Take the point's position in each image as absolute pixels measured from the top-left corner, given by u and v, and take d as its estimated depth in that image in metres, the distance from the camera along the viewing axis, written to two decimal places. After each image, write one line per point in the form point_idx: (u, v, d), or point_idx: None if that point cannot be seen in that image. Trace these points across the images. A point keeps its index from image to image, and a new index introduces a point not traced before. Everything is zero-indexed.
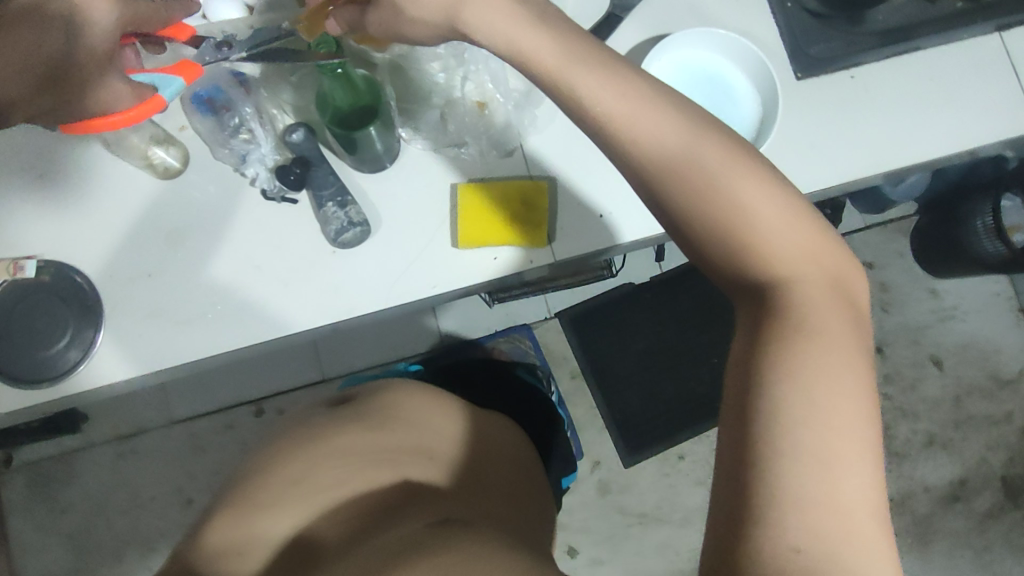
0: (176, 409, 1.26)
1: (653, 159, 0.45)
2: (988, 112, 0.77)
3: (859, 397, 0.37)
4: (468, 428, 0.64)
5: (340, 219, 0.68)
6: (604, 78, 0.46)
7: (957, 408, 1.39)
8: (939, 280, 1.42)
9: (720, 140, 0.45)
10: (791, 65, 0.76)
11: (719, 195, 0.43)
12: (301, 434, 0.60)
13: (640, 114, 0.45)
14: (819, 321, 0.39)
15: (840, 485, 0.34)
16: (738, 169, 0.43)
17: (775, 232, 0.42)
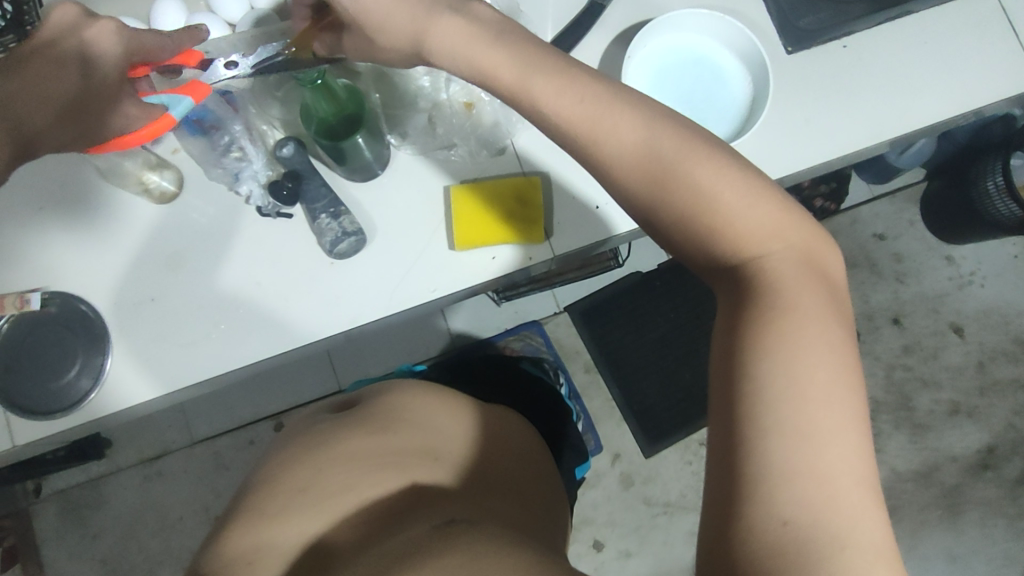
0: (197, 428, 1.27)
1: (617, 151, 0.44)
2: (989, 72, 0.75)
3: (839, 366, 0.36)
4: (472, 428, 0.64)
5: (334, 230, 0.68)
6: (560, 83, 0.46)
7: (981, 375, 1.36)
8: (953, 246, 1.39)
9: (681, 125, 0.44)
10: (781, 40, 0.75)
11: (683, 178, 0.42)
12: (305, 441, 0.60)
13: (602, 109, 0.45)
14: (792, 294, 0.38)
15: (826, 457, 0.33)
16: (697, 150, 0.43)
17: (742, 209, 0.41)
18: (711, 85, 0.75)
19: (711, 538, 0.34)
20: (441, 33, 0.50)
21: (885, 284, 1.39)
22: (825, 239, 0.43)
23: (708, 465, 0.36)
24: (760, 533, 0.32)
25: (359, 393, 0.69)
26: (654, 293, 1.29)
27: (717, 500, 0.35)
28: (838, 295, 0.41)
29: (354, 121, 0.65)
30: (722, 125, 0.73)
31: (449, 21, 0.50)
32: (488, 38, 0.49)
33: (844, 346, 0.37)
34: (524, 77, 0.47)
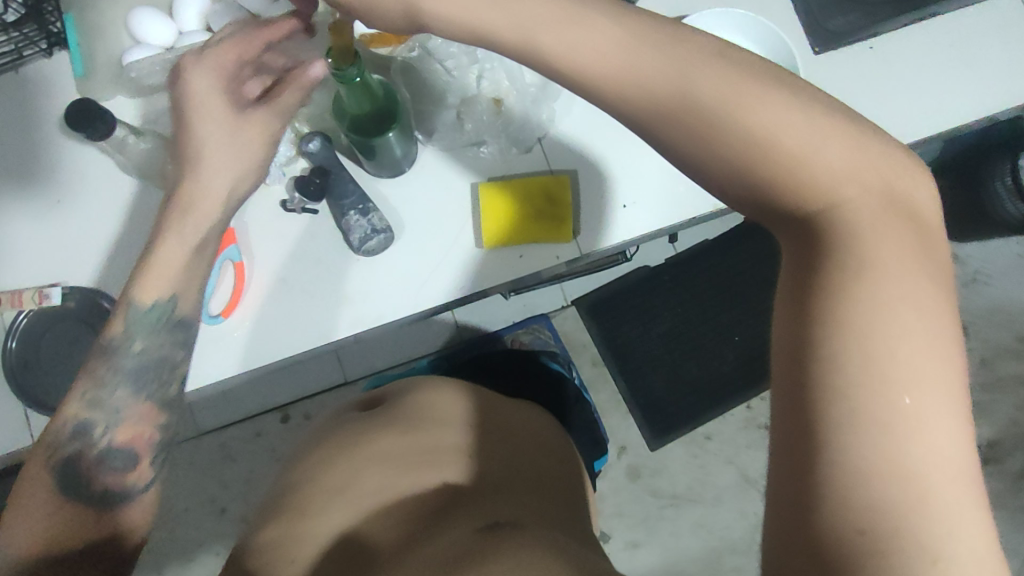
0: (202, 421, 1.26)
1: (665, 114, 0.42)
2: (1015, 74, 0.75)
3: (925, 336, 0.33)
4: (502, 418, 0.63)
5: (363, 227, 0.67)
6: (584, 35, 0.43)
7: (985, 369, 1.38)
8: (960, 245, 1.42)
9: (738, 66, 0.40)
10: (808, 40, 0.75)
11: (741, 134, 0.39)
12: (339, 439, 0.60)
13: (651, 73, 0.42)
14: (872, 254, 0.36)
15: (904, 446, 0.32)
16: (757, 99, 0.39)
17: (810, 162, 0.38)
18: None
19: (778, 532, 0.34)
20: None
21: None
22: (908, 180, 0.39)
23: (775, 452, 0.35)
24: (834, 532, 0.32)
25: (383, 389, 0.69)
26: (662, 288, 1.30)
27: (784, 494, 0.34)
28: (925, 243, 0.37)
29: (386, 117, 0.64)
30: None
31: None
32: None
33: (927, 311, 0.34)
34: (538, 29, 0.44)
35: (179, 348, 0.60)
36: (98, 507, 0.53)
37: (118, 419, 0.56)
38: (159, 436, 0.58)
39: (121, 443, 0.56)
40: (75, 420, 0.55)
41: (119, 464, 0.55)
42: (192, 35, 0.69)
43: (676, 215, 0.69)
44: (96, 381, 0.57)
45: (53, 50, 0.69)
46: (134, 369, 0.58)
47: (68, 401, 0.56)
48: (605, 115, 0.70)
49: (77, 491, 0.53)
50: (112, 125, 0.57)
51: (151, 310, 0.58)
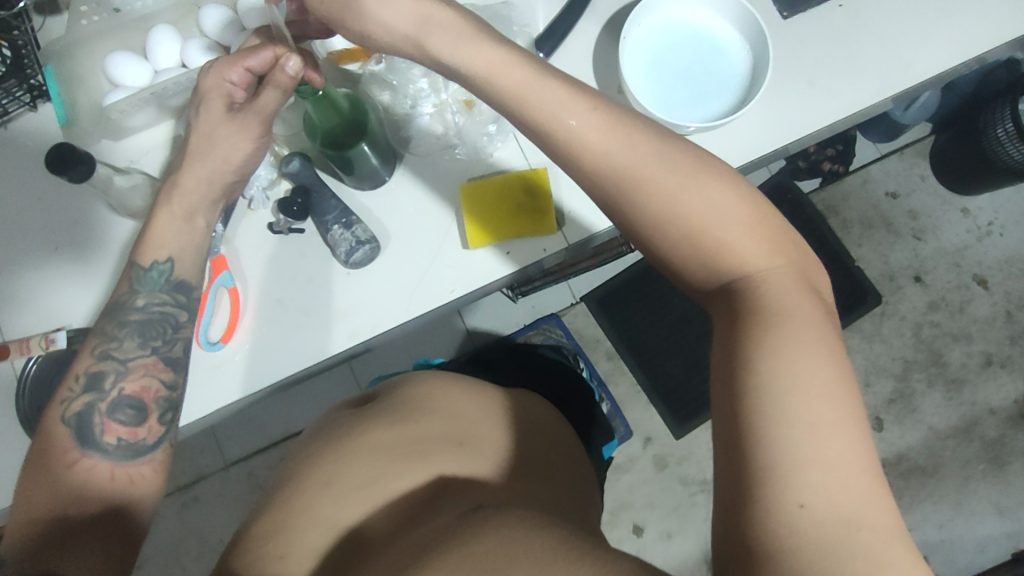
0: (230, 451, 1.29)
1: (622, 172, 0.46)
2: (994, 17, 0.74)
3: (843, 368, 0.38)
4: (490, 411, 0.64)
5: (348, 240, 0.68)
6: (570, 93, 0.49)
7: (1010, 323, 1.44)
8: (969, 199, 1.47)
9: (685, 149, 0.47)
10: (774, 5, 0.74)
11: (683, 196, 0.44)
12: (332, 436, 0.60)
13: (618, 139, 0.47)
14: (792, 310, 0.41)
15: (830, 444, 0.35)
16: (701, 177, 0.45)
17: (741, 235, 0.44)
18: (707, 59, 0.71)
19: (726, 517, 0.36)
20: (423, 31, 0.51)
21: (903, 243, 1.47)
22: (813, 264, 0.46)
23: (718, 459, 0.38)
24: (776, 513, 0.34)
25: (376, 387, 0.70)
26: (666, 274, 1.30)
27: (731, 486, 0.36)
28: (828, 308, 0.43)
29: (358, 129, 0.65)
30: (723, 100, 0.70)
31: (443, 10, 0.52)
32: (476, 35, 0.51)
33: (837, 350, 0.39)
34: (529, 85, 0.50)
35: (180, 309, 0.63)
36: (110, 454, 0.56)
37: (126, 371, 0.59)
38: (165, 392, 0.60)
39: (128, 395, 0.58)
40: (89, 374, 0.58)
41: (128, 415, 0.57)
42: (169, 72, 0.71)
43: None
44: (104, 337, 0.60)
45: (37, 101, 0.71)
46: (139, 325, 0.61)
47: (80, 357, 0.59)
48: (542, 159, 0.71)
49: (88, 436, 0.55)
50: (91, 169, 0.60)
51: (151, 269, 0.62)
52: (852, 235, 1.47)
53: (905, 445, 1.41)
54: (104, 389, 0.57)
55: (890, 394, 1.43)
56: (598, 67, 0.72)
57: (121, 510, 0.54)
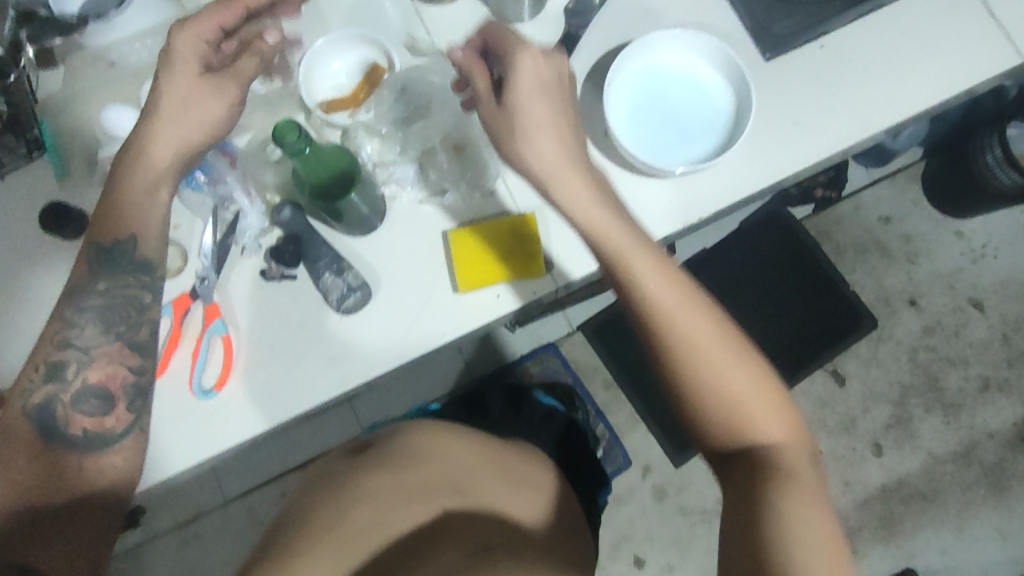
0: (228, 487, 1.28)
1: (649, 306, 0.58)
2: (972, 56, 0.76)
3: (822, 503, 0.53)
4: (481, 454, 0.65)
5: (339, 287, 0.69)
6: (602, 219, 0.59)
7: (1007, 345, 1.44)
8: (962, 222, 1.48)
9: (698, 296, 0.59)
10: (757, 47, 0.76)
11: (700, 341, 0.56)
12: (330, 484, 0.63)
13: (642, 277, 0.58)
14: (760, 411, 0.57)
15: (820, 562, 0.49)
16: (693, 308, 0.57)
17: (723, 357, 0.56)
18: (692, 102, 0.72)
19: None
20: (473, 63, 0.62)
21: (897, 267, 1.47)
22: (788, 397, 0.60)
23: (731, 543, 0.52)
24: None
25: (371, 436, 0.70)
26: None
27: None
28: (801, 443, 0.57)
29: (346, 180, 0.66)
30: (707, 144, 0.71)
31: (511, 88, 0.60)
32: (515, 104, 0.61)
33: (814, 488, 0.54)
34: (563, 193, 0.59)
35: (144, 290, 0.63)
36: (77, 444, 0.57)
37: (89, 359, 0.59)
38: (133, 377, 0.61)
39: (94, 383, 0.59)
40: (46, 357, 0.59)
41: (93, 405, 0.58)
42: None
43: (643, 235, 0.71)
44: (62, 325, 0.60)
45: (33, 154, 0.72)
46: (101, 309, 0.61)
47: (42, 346, 0.59)
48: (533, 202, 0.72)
49: (54, 431, 0.57)
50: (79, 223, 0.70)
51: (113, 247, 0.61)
52: (847, 260, 1.47)
53: (905, 470, 1.40)
54: (68, 378, 0.58)
55: (890, 419, 1.42)
56: (585, 110, 0.73)
57: (87, 503, 0.56)
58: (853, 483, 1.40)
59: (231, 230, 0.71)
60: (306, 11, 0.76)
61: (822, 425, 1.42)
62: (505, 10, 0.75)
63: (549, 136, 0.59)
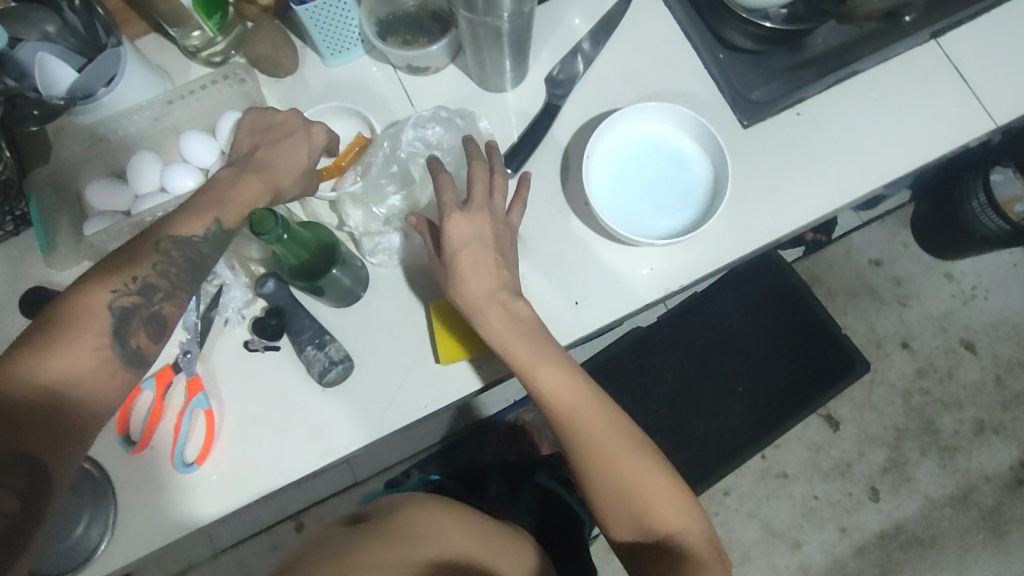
0: (219, 538, 1.27)
1: (564, 410, 0.63)
2: (946, 122, 0.77)
3: None
4: (470, 540, 0.66)
5: (322, 360, 0.69)
6: (514, 327, 0.63)
7: (1001, 388, 1.44)
8: (952, 264, 1.48)
9: (609, 408, 0.64)
10: (734, 114, 0.77)
11: (606, 447, 0.61)
12: (320, 552, 0.59)
13: (554, 382, 0.63)
14: (669, 508, 0.60)
15: None
16: (600, 411, 0.63)
17: (632, 456, 0.61)
18: (670, 171, 0.73)
19: None
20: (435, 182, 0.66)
21: (888, 309, 1.47)
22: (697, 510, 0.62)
23: None
24: None
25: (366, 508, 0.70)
26: (657, 348, 1.36)
27: None
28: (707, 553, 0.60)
29: (328, 258, 0.67)
30: (686, 214, 0.72)
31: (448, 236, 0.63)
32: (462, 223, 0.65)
33: None
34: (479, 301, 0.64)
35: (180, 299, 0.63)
36: (126, 354, 0.57)
37: (171, 295, 0.61)
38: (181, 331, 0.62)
39: (163, 314, 0.60)
40: (106, 321, 0.56)
41: (150, 331, 0.59)
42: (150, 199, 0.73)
43: (624, 304, 0.72)
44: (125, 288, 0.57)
45: (20, 229, 0.72)
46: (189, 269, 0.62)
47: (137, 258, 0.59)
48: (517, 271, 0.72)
49: (121, 330, 0.57)
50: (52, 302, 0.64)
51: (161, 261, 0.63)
52: (837, 302, 1.48)
53: (902, 515, 1.39)
54: (151, 300, 0.59)
55: (885, 463, 1.42)
56: (566, 179, 0.74)
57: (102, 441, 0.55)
58: (850, 529, 1.39)
59: (215, 302, 0.71)
60: (293, 84, 0.78)
61: (817, 470, 1.42)
62: (487, 80, 0.77)
63: (479, 273, 0.64)
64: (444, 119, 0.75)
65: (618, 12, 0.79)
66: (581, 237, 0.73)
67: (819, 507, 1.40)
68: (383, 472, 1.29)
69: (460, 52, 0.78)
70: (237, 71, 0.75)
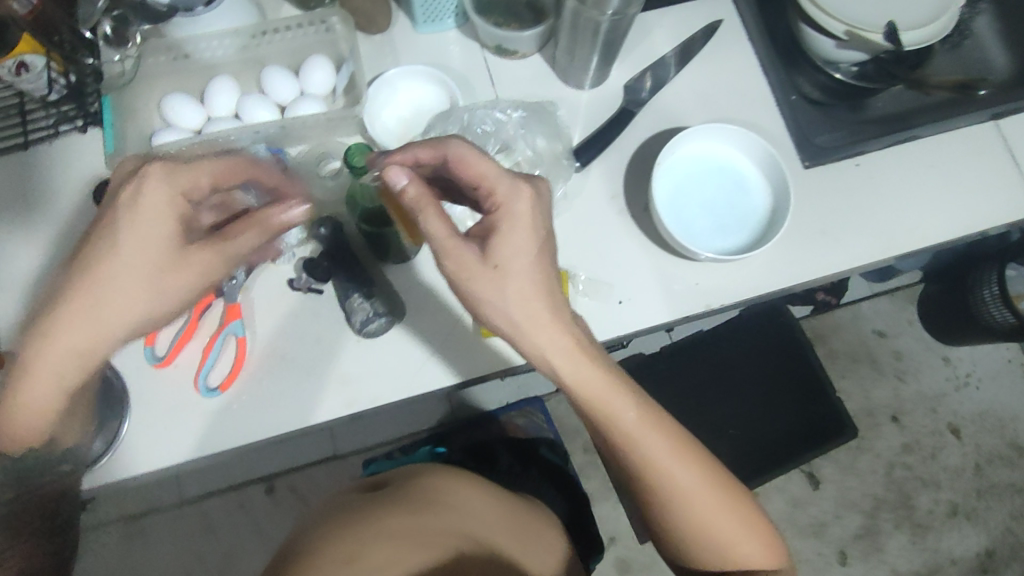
0: (188, 487, 1.24)
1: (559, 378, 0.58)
2: (994, 199, 0.80)
3: (725, 511, 0.60)
4: (483, 502, 0.68)
5: (366, 309, 0.69)
6: (511, 288, 0.55)
7: (980, 477, 1.47)
8: (951, 348, 1.52)
9: (594, 359, 0.58)
10: (798, 154, 0.79)
11: (595, 408, 0.58)
12: (349, 514, 0.61)
13: (550, 351, 0.57)
14: (666, 452, 0.59)
15: (727, 547, 0.60)
16: (593, 379, 0.58)
17: (698, 487, 0.59)
18: (731, 193, 0.76)
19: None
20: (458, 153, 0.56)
21: (884, 381, 1.50)
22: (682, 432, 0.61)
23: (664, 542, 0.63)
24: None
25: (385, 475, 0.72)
26: (658, 376, 1.38)
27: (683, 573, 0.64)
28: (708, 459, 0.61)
29: None
30: (740, 235, 0.74)
31: (470, 249, 0.55)
32: (440, 214, 0.55)
33: (722, 496, 0.60)
34: (471, 273, 0.55)
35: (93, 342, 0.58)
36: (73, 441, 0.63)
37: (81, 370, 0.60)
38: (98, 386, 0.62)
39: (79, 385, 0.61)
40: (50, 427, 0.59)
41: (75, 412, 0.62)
42: (223, 123, 0.73)
43: (666, 312, 0.73)
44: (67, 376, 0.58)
45: (86, 126, 0.74)
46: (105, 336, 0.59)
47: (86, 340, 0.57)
48: (567, 259, 0.74)
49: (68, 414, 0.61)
50: None
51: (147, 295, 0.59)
52: (837, 365, 1.50)
53: None
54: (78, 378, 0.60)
55: (858, 529, 1.43)
56: (628, 183, 0.76)
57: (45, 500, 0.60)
58: None
59: None
60: (381, 41, 0.79)
61: (791, 525, 1.43)
62: (569, 74, 0.78)
63: (468, 249, 0.55)
64: (528, 105, 0.77)
65: (702, 36, 0.82)
66: (636, 240, 0.75)
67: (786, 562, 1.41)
68: (366, 450, 1.28)
69: (547, 41, 0.80)
70: (327, 18, 0.76)
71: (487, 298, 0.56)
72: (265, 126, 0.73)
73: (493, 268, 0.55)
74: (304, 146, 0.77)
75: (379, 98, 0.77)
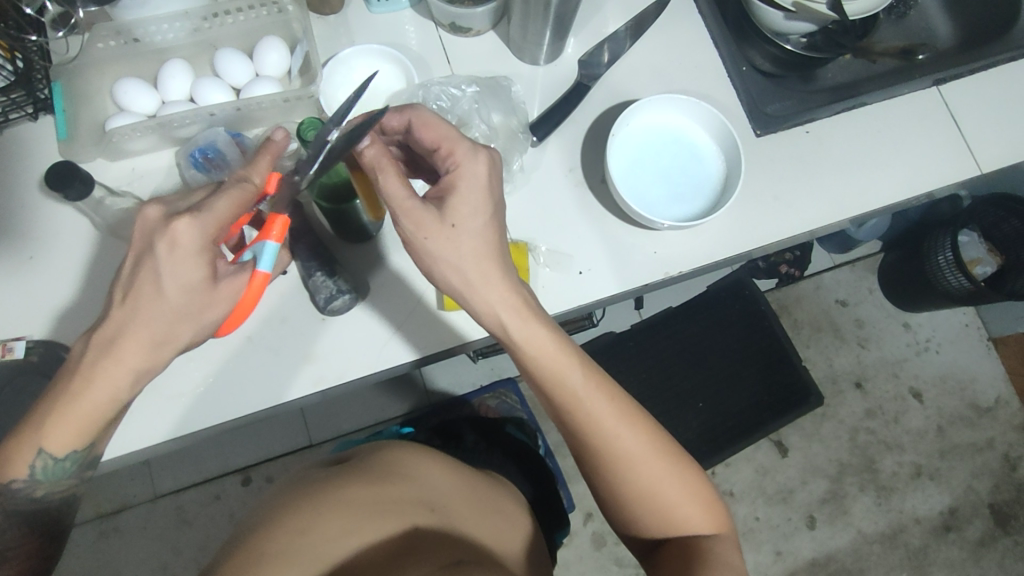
0: (162, 481, 1.24)
1: (507, 338, 0.61)
2: (938, 164, 0.83)
3: (667, 475, 0.61)
4: (441, 470, 0.70)
5: (328, 288, 0.69)
6: (458, 250, 0.58)
7: (941, 438, 1.52)
8: (911, 315, 1.57)
9: (540, 320, 0.61)
10: (750, 123, 0.81)
11: (542, 368, 0.61)
12: (308, 487, 0.63)
13: (500, 310, 0.60)
14: (610, 412, 0.61)
15: (670, 513, 0.61)
16: (539, 337, 0.60)
17: (644, 452, 0.61)
18: (685, 163, 0.78)
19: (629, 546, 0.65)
20: (424, 119, 0.59)
21: (848, 348, 1.55)
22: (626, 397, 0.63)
23: (611, 511, 0.64)
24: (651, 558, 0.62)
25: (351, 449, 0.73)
26: (627, 352, 1.40)
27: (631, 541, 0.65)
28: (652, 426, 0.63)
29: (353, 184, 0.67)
30: (695, 203, 0.76)
31: (427, 211, 0.57)
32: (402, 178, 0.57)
33: (665, 461, 0.62)
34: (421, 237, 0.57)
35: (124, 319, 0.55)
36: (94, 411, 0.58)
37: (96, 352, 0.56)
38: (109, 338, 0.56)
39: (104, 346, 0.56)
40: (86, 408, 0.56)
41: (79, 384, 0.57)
42: (176, 106, 0.73)
43: (626, 280, 0.75)
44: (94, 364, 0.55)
45: (39, 114, 0.74)
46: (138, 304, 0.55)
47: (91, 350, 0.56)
48: (526, 230, 0.75)
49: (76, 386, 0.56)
50: (90, 187, 0.62)
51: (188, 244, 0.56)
52: (802, 335, 1.54)
53: (835, 547, 1.45)
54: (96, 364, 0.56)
55: (826, 494, 1.48)
56: (584, 155, 0.77)
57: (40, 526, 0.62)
58: (785, 553, 1.44)
59: None
60: (334, 22, 0.79)
61: (762, 493, 1.47)
62: (523, 50, 0.79)
63: (426, 209, 0.57)
64: (482, 81, 0.78)
65: (654, 9, 0.83)
66: (592, 211, 0.76)
67: (758, 528, 1.45)
68: (340, 438, 1.28)
69: (501, 19, 0.81)
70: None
71: (441, 253, 0.58)
72: (220, 108, 0.72)
73: (451, 226, 0.57)
74: (260, 129, 0.77)
75: (333, 80, 0.77)
